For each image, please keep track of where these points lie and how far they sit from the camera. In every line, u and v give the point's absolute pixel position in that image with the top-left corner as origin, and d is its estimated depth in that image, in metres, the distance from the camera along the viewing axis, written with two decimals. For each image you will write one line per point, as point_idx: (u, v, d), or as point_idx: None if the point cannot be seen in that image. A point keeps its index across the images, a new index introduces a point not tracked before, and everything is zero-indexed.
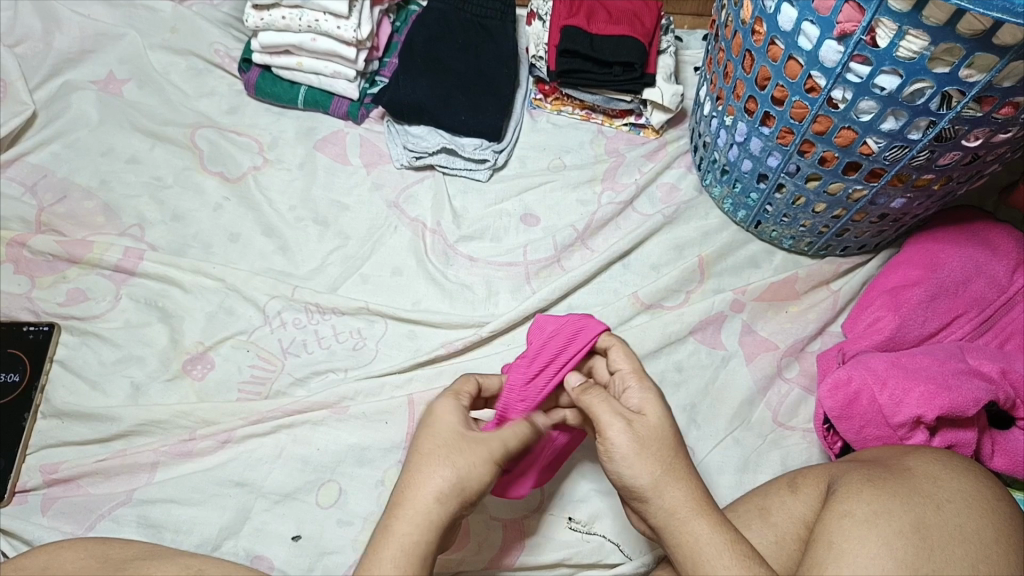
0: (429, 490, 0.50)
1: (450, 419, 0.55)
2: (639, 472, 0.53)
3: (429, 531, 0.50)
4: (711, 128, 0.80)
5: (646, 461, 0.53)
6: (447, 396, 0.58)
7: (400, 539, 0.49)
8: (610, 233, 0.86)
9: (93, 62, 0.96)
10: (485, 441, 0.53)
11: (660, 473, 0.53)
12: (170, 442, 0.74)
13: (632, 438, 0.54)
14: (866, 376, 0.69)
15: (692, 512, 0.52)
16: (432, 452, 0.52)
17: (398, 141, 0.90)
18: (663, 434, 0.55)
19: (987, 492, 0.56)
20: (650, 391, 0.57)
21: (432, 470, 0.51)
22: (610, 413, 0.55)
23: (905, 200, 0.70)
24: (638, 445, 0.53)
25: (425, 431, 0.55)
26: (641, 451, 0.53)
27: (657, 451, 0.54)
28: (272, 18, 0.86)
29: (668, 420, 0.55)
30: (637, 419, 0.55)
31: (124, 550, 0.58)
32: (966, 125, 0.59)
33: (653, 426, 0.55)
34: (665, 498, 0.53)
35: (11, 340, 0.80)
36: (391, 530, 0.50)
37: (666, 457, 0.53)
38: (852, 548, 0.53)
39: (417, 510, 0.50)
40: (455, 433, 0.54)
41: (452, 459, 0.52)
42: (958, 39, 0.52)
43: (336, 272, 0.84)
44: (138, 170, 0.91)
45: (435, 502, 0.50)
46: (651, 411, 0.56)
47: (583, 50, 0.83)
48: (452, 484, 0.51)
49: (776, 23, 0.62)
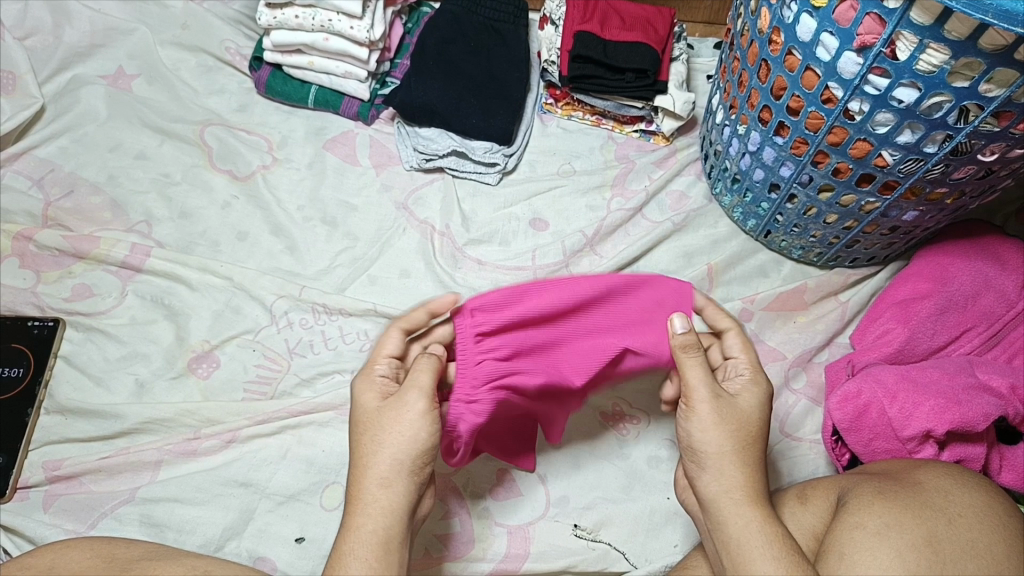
0: (367, 475, 0.53)
1: (364, 404, 0.56)
2: (709, 439, 0.54)
3: (380, 514, 0.52)
4: (723, 137, 0.80)
5: (722, 434, 0.54)
6: (359, 379, 0.58)
7: (354, 527, 0.52)
8: (619, 238, 0.86)
9: (103, 56, 0.96)
10: (400, 403, 0.54)
11: (729, 449, 0.54)
12: (175, 440, 0.74)
13: (715, 410, 0.55)
14: (876, 389, 0.69)
15: (747, 498, 0.53)
16: (362, 441, 0.54)
17: (408, 143, 0.90)
18: (747, 421, 0.55)
19: (998, 508, 0.56)
20: (756, 387, 0.57)
21: (365, 458, 0.54)
22: (701, 378, 0.56)
23: (917, 213, 0.70)
24: (719, 418, 0.54)
25: (353, 421, 0.56)
26: (720, 423, 0.54)
27: (738, 429, 0.55)
28: (285, 16, 0.86)
29: (756, 412, 0.56)
30: (726, 397, 0.56)
31: (130, 550, 0.57)
32: (983, 139, 0.59)
33: (740, 409, 0.55)
34: (723, 474, 0.54)
35: (17, 334, 0.79)
36: (348, 528, 0.52)
37: (742, 438, 0.55)
38: (864, 559, 0.52)
39: (363, 501, 0.53)
40: (372, 413, 0.55)
41: (379, 444, 0.53)
42: (979, 53, 0.52)
43: (344, 273, 0.84)
44: (146, 167, 0.90)
45: (381, 487, 0.53)
46: (747, 399, 0.57)
47: (596, 56, 0.83)
48: (382, 464, 0.53)
49: (794, 33, 0.62)
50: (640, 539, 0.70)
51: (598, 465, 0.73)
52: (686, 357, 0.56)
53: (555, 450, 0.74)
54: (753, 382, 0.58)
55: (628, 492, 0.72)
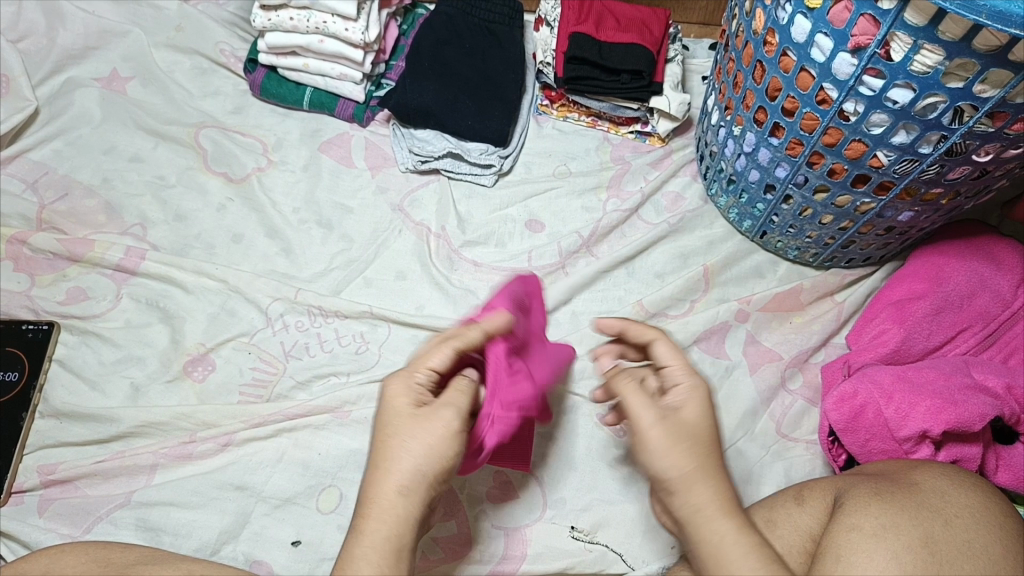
0: (388, 478, 0.52)
1: (396, 407, 0.55)
2: (672, 465, 0.51)
3: (395, 518, 0.51)
4: (719, 138, 0.80)
5: (679, 454, 0.51)
6: (393, 380, 0.56)
7: (366, 528, 0.51)
8: (615, 240, 0.86)
9: (97, 59, 0.96)
10: (433, 416, 0.53)
11: (692, 468, 0.51)
12: (170, 444, 0.74)
13: (667, 432, 0.52)
14: (872, 390, 0.69)
15: (720, 511, 0.51)
16: (389, 444, 0.53)
17: (404, 145, 0.90)
18: (700, 432, 0.53)
19: (994, 508, 0.56)
20: (697, 391, 0.55)
21: (388, 460, 0.53)
22: (646, 401, 0.54)
23: (912, 213, 0.70)
24: (673, 438, 0.52)
25: (380, 421, 0.55)
26: (676, 444, 0.51)
27: (691, 448, 0.51)
28: (280, 18, 0.86)
29: (704, 423, 0.53)
30: (674, 413, 0.53)
31: (125, 554, 0.57)
32: (977, 140, 0.59)
33: (688, 422, 0.53)
34: (692, 495, 0.51)
35: (11, 338, 0.79)
36: (361, 530, 0.52)
37: (698, 456, 0.51)
38: (861, 561, 0.52)
39: (380, 502, 0.52)
40: (404, 419, 0.54)
41: (407, 451, 0.52)
42: (973, 54, 0.52)
43: (340, 275, 0.84)
44: (141, 169, 0.90)
45: (399, 495, 0.52)
46: (692, 410, 0.53)
47: (591, 57, 0.83)
48: (407, 472, 0.52)
49: (788, 34, 0.62)
50: (637, 541, 0.70)
51: (594, 467, 0.73)
52: (627, 381, 0.55)
53: (552, 452, 0.74)
54: (693, 386, 0.55)
55: (625, 494, 0.72)
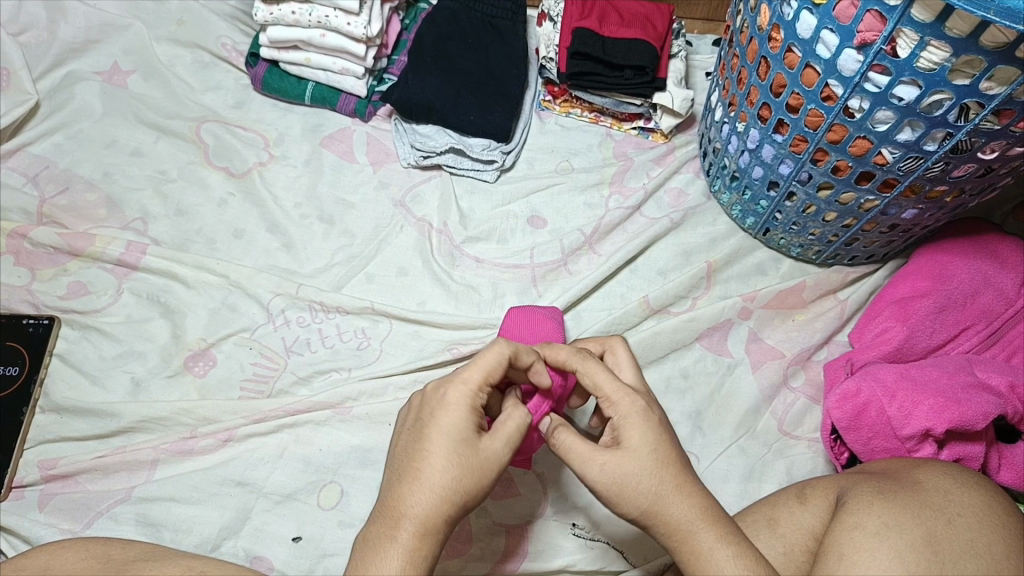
0: (434, 497, 0.48)
1: (452, 422, 0.50)
2: (625, 508, 0.50)
3: (433, 538, 0.48)
4: (722, 134, 0.80)
5: (630, 496, 0.50)
6: (451, 390, 0.51)
7: (398, 543, 0.48)
8: (617, 236, 0.85)
9: (98, 52, 0.95)
10: (493, 439, 0.50)
11: (645, 505, 0.50)
12: (171, 439, 0.73)
13: (609, 479, 0.50)
14: (875, 387, 0.69)
15: (690, 531, 0.50)
16: (436, 456, 0.49)
17: (406, 140, 0.89)
18: (640, 464, 0.50)
19: (997, 507, 0.56)
20: (627, 418, 0.52)
21: (436, 478, 0.49)
22: (586, 454, 0.51)
23: (917, 211, 0.70)
24: (617, 483, 0.50)
25: (429, 427, 0.50)
26: (621, 488, 0.50)
27: (641, 486, 0.50)
28: (282, 12, 0.85)
29: (647, 452, 0.50)
30: (610, 455, 0.51)
31: (126, 551, 0.57)
32: (983, 137, 0.58)
33: (625, 458, 0.50)
34: (661, 526, 0.50)
35: (11, 333, 0.79)
36: (391, 544, 0.48)
37: (648, 493, 0.50)
38: (863, 560, 0.52)
39: (420, 518, 0.48)
40: (460, 437, 0.50)
41: (460, 474, 0.49)
42: (980, 50, 0.52)
43: (341, 271, 0.83)
44: (142, 164, 0.90)
45: (442, 513, 0.49)
46: (631, 440, 0.51)
47: (595, 53, 0.83)
48: (456, 495, 0.49)
49: (794, 30, 0.62)
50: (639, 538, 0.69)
51: None
52: (560, 440, 0.53)
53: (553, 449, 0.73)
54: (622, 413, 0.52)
55: None
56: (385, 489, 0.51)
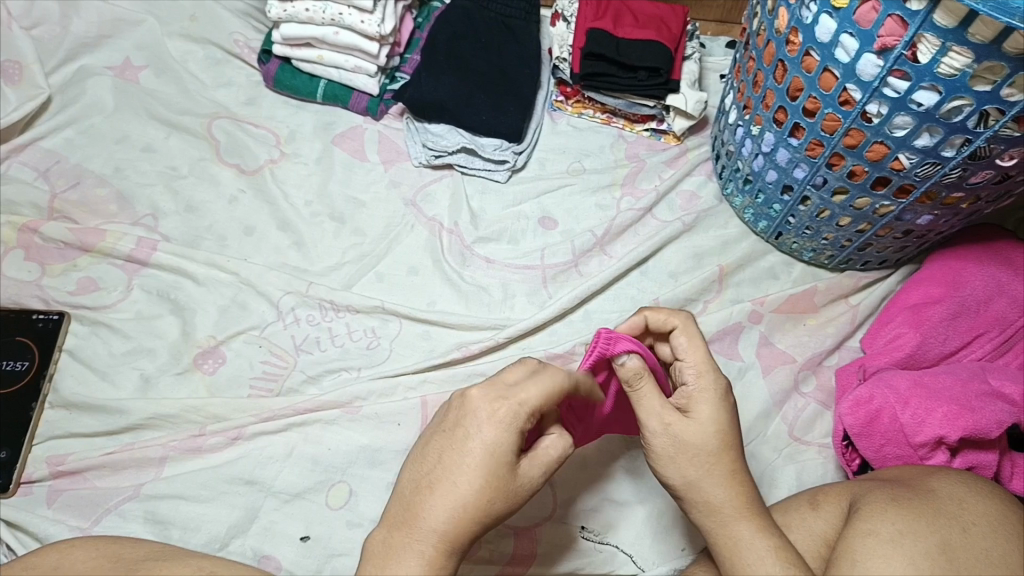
0: (458, 512, 0.47)
1: (498, 442, 0.48)
2: (674, 471, 0.53)
3: (457, 554, 0.48)
4: (736, 137, 0.79)
5: (683, 464, 0.52)
6: (500, 405, 0.48)
7: (419, 552, 0.47)
8: (629, 238, 0.85)
9: (109, 47, 0.95)
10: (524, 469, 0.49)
11: (694, 477, 0.52)
12: (180, 437, 0.73)
13: (668, 442, 0.52)
14: (888, 395, 0.69)
15: (732, 512, 0.52)
16: (469, 471, 0.47)
17: (417, 139, 0.89)
18: (703, 440, 0.52)
19: (1013, 517, 0.56)
20: (706, 393, 0.52)
21: (464, 492, 0.47)
22: (659, 411, 0.52)
23: (932, 217, 0.70)
24: (675, 449, 0.52)
25: (466, 437, 0.48)
26: (677, 454, 0.52)
27: (696, 457, 0.52)
28: (296, 9, 0.85)
29: (713, 428, 0.52)
30: (677, 422, 0.52)
31: (136, 550, 0.56)
32: (1002, 144, 0.58)
33: (692, 430, 0.52)
34: (700, 498, 0.52)
35: (22, 328, 0.79)
36: (406, 557, 0.47)
37: (701, 466, 0.52)
38: (876, 566, 0.52)
39: (440, 531, 0.47)
40: (502, 459, 0.48)
41: (496, 498, 0.48)
42: (1003, 57, 0.51)
43: (352, 269, 0.83)
44: (153, 159, 0.89)
45: (465, 528, 0.48)
46: (700, 413, 0.52)
47: (609, 53, 0.82)
48: (485, 517, 0.48)
49: (812, 34, 0.61)
50: (648, 541, 0.69)
51: (605, 467, 0.72)
52: (636, 389, 0.52)
53: None
54: (701, 388, 0.52)
55: (635, 495, 0.71)
56: (408, 489, 0.49)
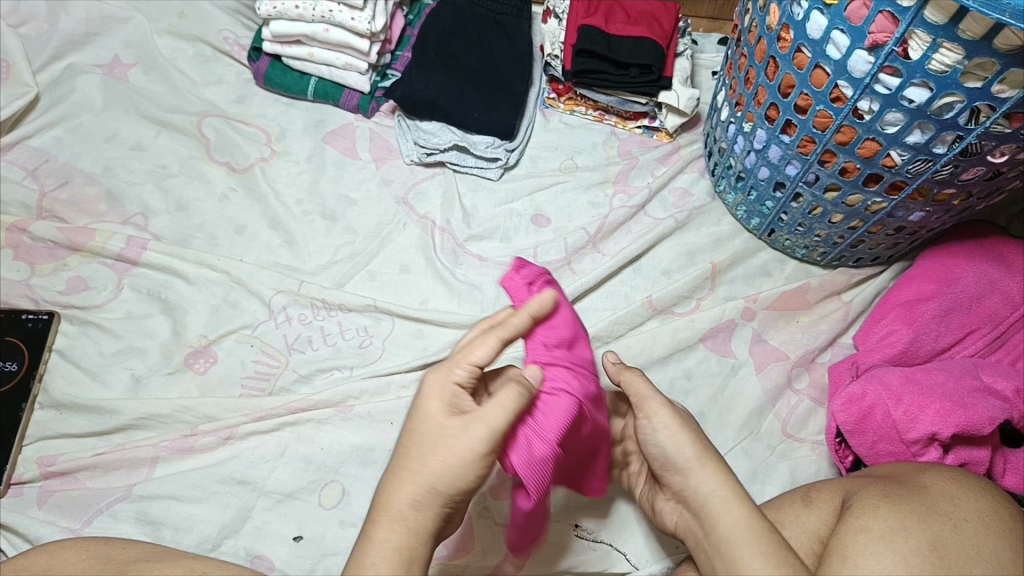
0: (406, 482, 0.48)
1: (432, 407, 0.50)
2: (681, 441, 0.55)
3: (414, 527, 0.48)
4: (728, 134, 0.79)
5: (687, 434, 0.55)
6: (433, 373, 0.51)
7: (377, 529, 0.48)
8: (621, 236, 0.85)
9: (98, 45, 0.94)
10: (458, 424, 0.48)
11: (701, 446, 0.55)
12: (171, 437, 0.73)
13: (673, 414, 0.57)
14: (880, 391, 0.69)
15: (732, 487, 0.52)
16: (412, 440, 0.49)
17: (408, 137, 0.89)
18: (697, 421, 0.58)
19: (1003, 513, 0.56)
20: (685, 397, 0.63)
21: (408, 461, 0.49)
22: (652, 390, 0.58)
23: (923, 214, 0.70)
24: (680, 419, 0.56)
25: (412, 412, 0.51)
26: (683, 425, 0.56)
27: (697, 431, 0.56)
28: (285, 6, 0.84)
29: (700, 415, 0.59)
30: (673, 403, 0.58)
31: (126, 551, 0.56)
32: (993, 140, 0.58)
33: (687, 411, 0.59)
34: (703, 472, 0.53)
35: (10, 328, 0.78)
36: (367, 539, 0.48)
37: (704, 439, 0.55)
38: (868, 563, 0.52)
39: (390, 504, 0.48)
40: (437, 421, 0.49)
41: (436, 461, 0.48)
42: (993, 53, 0.51)
43: (343, 268, 0.83)
44: (143, 158, 0.89)
45: (414, 499, 0.48)
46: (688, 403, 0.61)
47: (601, 50, 0.82)
48: (433, 482, 0.48)
49: (804, 30, 0.61)
50: (641, 538, 0.70)
51: None
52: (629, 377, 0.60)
53: None
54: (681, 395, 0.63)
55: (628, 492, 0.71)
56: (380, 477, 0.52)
